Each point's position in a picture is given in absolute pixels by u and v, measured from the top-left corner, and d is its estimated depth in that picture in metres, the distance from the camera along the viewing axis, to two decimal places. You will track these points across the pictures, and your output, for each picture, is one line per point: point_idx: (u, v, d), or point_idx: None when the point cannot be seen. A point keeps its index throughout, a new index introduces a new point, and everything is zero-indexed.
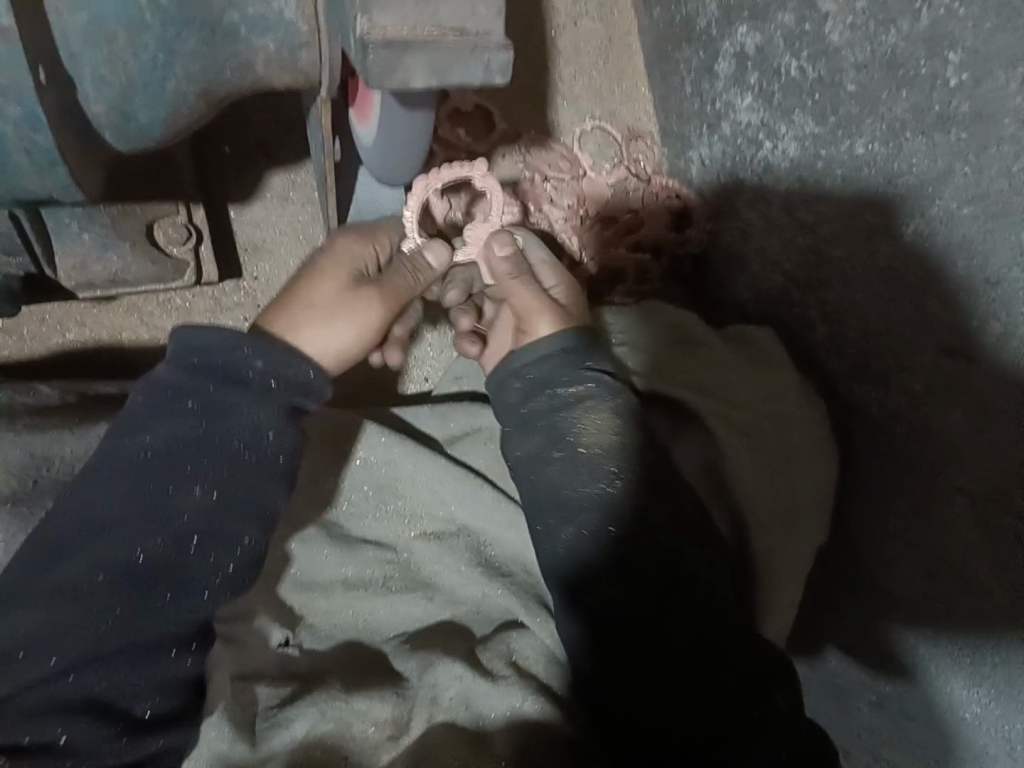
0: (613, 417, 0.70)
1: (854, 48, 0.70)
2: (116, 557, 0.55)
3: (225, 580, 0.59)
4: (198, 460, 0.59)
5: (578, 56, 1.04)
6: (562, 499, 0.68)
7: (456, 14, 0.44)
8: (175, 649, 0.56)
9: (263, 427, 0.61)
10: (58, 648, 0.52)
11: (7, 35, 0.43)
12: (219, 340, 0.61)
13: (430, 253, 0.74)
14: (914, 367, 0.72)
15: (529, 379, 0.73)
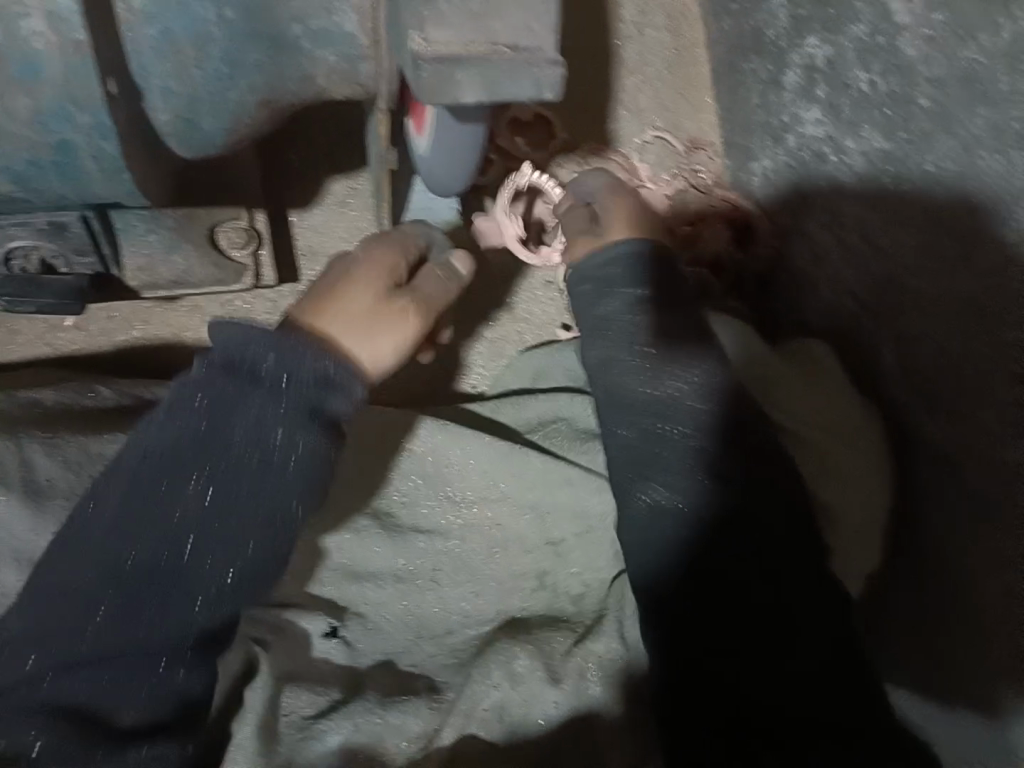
0: (688, 392, 0.69)
1: (929, 63, 0.67)
2: (110, 555, 0.56)
3: (218, 589, 0.58)
4: (196, 460, 0.59)
5: (642, 66, 1.03)
6: (645, 465, 0.68)
7: (510, 31, 0.44)
8: (164, 660, 0.56)
9: (270, 423, 0.60)
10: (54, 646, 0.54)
11: (81, 48, 0.45)
12: (252, 339, 0.62)
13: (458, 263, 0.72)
14: (982, 397, 0.69)
15: (617, 341, 0.72)
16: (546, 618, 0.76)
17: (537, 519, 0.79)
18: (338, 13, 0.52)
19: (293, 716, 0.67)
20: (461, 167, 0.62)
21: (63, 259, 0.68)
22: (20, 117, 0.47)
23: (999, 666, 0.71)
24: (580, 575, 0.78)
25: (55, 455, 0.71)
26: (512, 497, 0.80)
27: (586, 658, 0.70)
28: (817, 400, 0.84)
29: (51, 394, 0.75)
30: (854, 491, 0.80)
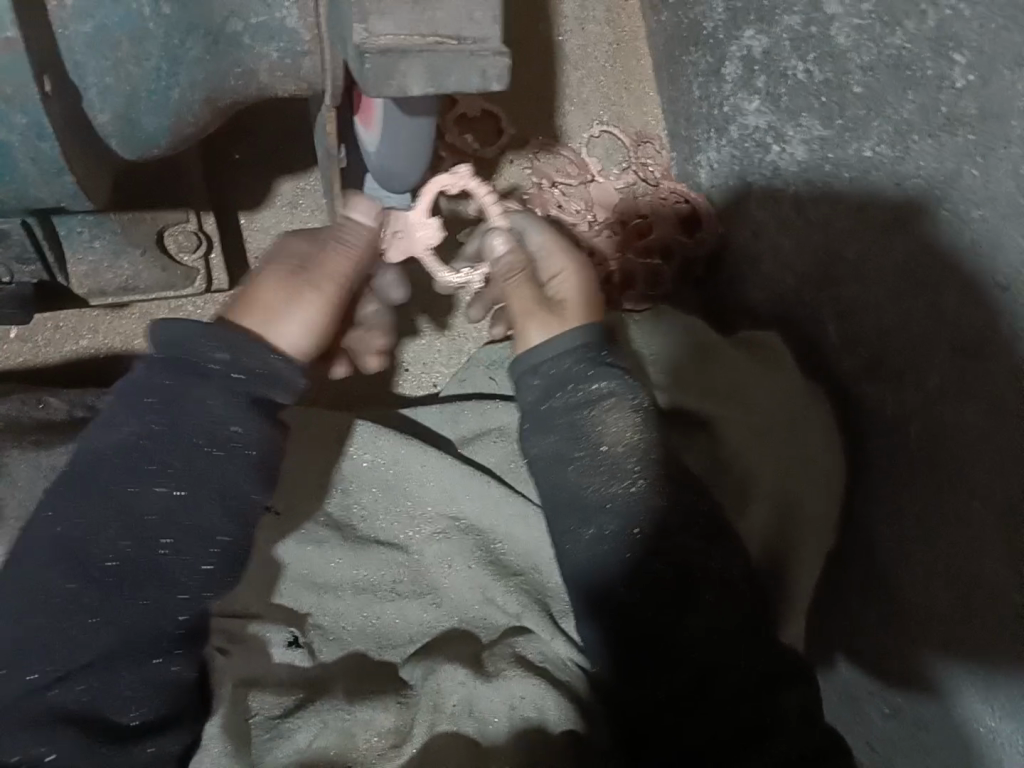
0: (634, 420, 0.69)
1: (860, 50, 0.70)
2: (83, 563, 0.55)
3: (201, 578, 0.59)
4: (161, 460, 0.58)
5: (586, 61, 1.04)
6: (580, 500, 0.68)
7: (454, 21, 0.44)
8: (157, 656, 0.57)
9: (225, 417, 0.59)
10: (41, 663, 0.54)
11: (13, 46, 0.44)
12: (191, 337, 0.60)
13: (357, 212, 0.69)
14: (928, 368, 0.71)
15: (546, 373, 0.70)
16: (502, 633, 0.75)
17: (488, 540, 0.79)
18: (279, 9, 0.51)
19: (261, 716, 0.67)
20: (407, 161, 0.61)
21: (2, 267, 0.67)
22: None
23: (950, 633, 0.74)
24: (519, 603, 0.75)
25: (9, 470, 0.69)
26: (466, 517, 0.79)
27: (537, 666, 0.71)
28: (770, 389, 0.87)
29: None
30: (807, 498, 0.83)
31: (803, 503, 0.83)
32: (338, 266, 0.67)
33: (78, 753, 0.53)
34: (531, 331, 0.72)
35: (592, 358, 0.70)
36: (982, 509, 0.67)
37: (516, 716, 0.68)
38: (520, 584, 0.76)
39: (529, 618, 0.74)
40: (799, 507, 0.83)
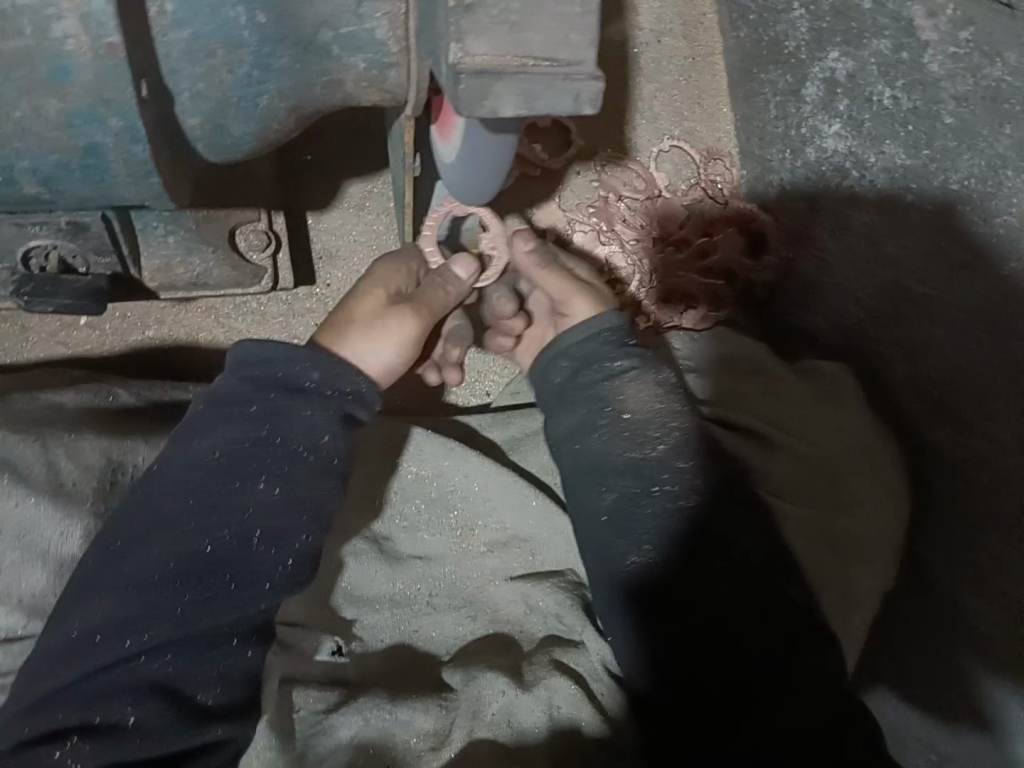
0: (657, 390, 0.71)
1: (954, 79, 0.67)
2: (178, 551, 0.59)
3: (285, 577, 0.62)
4: (256, 463, 0.61)
5: (660, 74, 1.02)
6: (605, 467, 0.70)
7: (550, 43, 0.43)
8: (236, 639, 0.60)
9: (318, 426, 0.63)
10: (133, 635, 0.57)
11: (115, 51, 0.45)
12: (287, 355, 0.65)
13: (458, 269, 0.73)
14: (998, 416, 0.69)
15: (575, 356, 0.73)
16: (545, 641, 0.74)
17: (527, 552, 0.79)
18: (371, 21, 0.51)
19: (305, 712, 0.68)
20: (485, 183, 0.63)
21: (80, 257, 0.68)
22: (50, 118, 0.47)
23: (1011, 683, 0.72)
24: (558, 609, 0.75)
25: (75, 458, 0.70)
26: (509, 528, 0.80)
27: (574, 672, 0.71)
28: (813, 410, 0.85)
29: (68, 396, 0.75)
30: (868, 518, 0.80)
31: (858, 528, 0.80)
32: (439, 301, 0.72)
33: (158, 720, 0.56)
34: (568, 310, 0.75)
35: (618, 338, 0.73)
36: None
37: (556, 725, 0.68)
38: (556, 585, 0.76)
39: (568, 623, 0.74)
40: (857, 530, 0.80)
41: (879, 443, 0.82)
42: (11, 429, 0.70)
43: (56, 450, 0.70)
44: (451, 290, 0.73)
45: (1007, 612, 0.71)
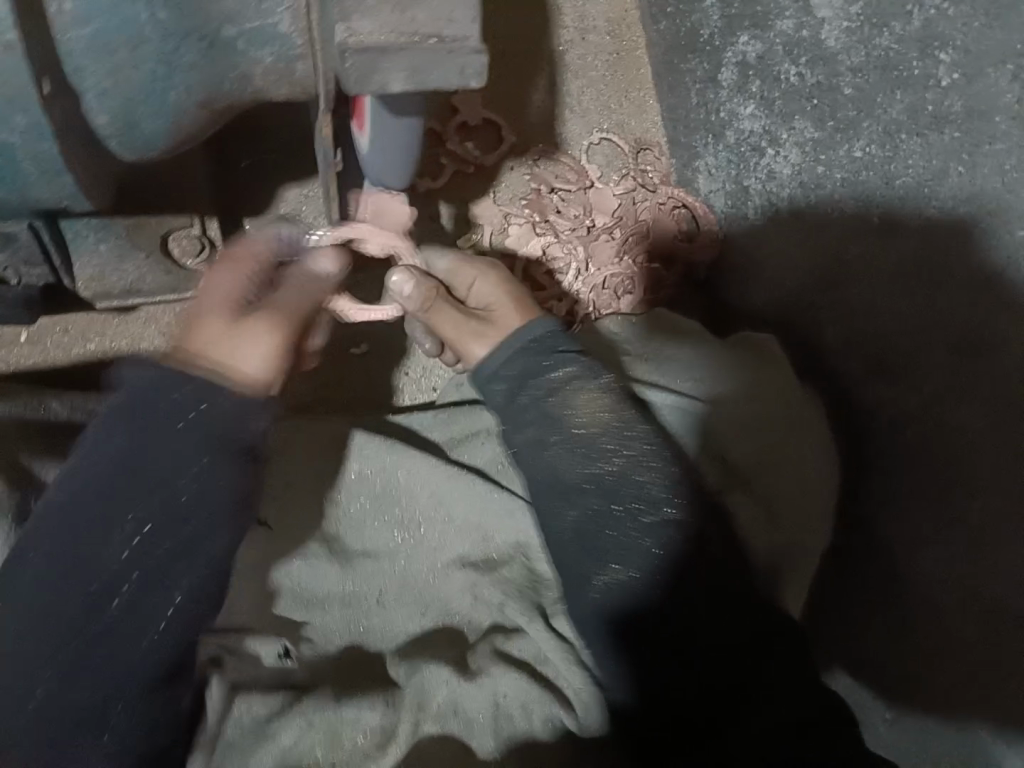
0: (602, 394, 0.71)
1: (850, 52, 0.70)
2: (83, 578, 0.53)
3: (200, 584, 0.57)
4: (158, 475, 0.56)
5: (586, 71, 1.05)
6: (561, 484, 0.69)
7: (433, 21, 0.45)
8: (154, 667, 0.56)
9: (233, 432, 0.58)
10: (50, 671, 0.53)
11: (12, 49, 0.45)
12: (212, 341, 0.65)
13: (320, 263, 0.74)
14: (924, 369, 0.70)
15: (507, 374, 0.73)
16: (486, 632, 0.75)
17: (480, 536, 0.80)
18: (273, 15, 0.53)
19: (248, 718, 0.66)
20: (399, 172, 0.64)
21: (11, 270, 0.69)
22: None
23: (945, 662, 0.70)
24: (501, 599, 0.76)
25: None
26: (458, 520, 0.80)
27: (516, 658, 0.72)
28: (755, 385, 0.86)
29: None
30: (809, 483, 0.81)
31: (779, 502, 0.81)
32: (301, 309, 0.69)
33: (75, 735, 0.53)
34: (471, 349, 0.75)
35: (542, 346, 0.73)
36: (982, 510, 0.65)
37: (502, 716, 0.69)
38: (505, 574, 0.78)
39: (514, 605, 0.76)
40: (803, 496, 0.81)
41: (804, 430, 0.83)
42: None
43: None
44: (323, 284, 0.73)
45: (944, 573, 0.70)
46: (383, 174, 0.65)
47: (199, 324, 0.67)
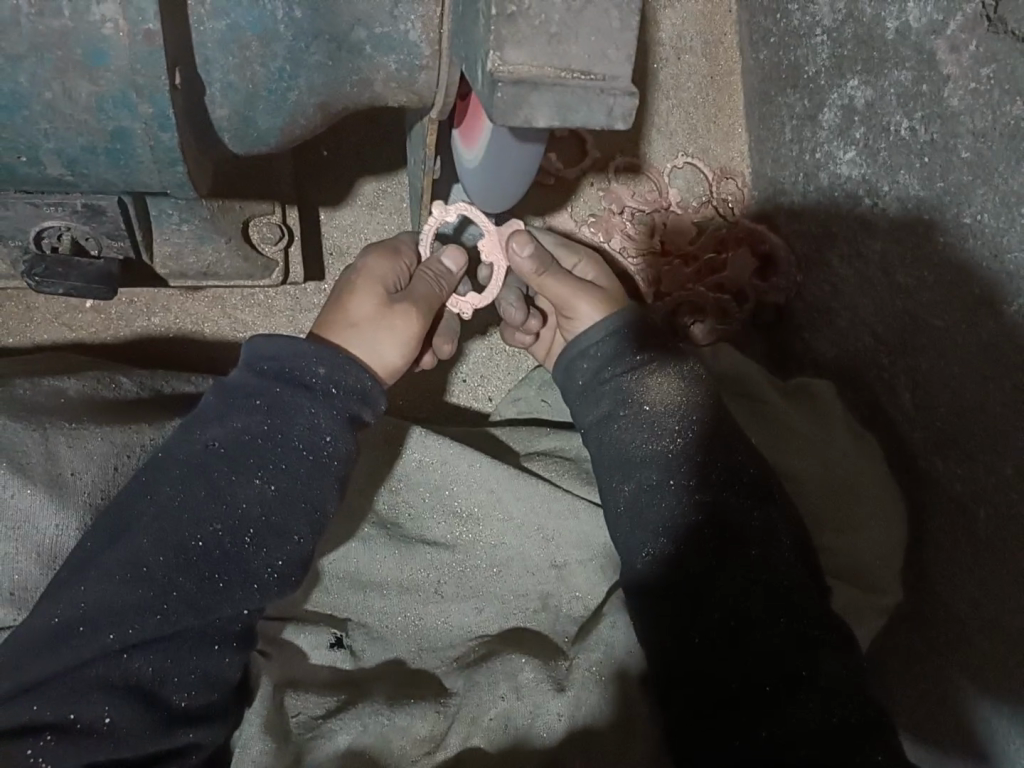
0: (677, 382, 0.74)
1: (974, 115, 0.68)
2: (174, 543, 0.58)
3: (273, 579, 0.61)
4: (254, 456, 0.61)
5: (677, 91, 1.03)
6: (624, 461, 0.72)
7: (587, 57, 0.44)
8: (217, 644, 0.59)
9: (323, 428, 0.63)
10: (119, 629, 0.56)
11: (152, 38, 0.45)
12: (300, 353, 0.64)
13: (447, 258, 0.73)
14: (1004, 454, 0.69)
15: (594, 354, 0.76)
16: (546, 642, 0.76)
17: (539, 537, 0.79)
18: (405, 22, 0.51)
19: (303, 716, 0.68)
20: (515, 180, 0.62)
21: (93, 239, 0.67)
22: (81, 101, 0.47)
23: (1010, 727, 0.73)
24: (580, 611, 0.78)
25: (80, 442, 0.70)
26: (516, 519, 0.80)
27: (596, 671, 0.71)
28: (829, 438, 0.85)
29: (72, 383, 0.75)
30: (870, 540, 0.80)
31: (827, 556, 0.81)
32: (433, 297, 0.71)
33: (137, 723, 0.55)
34: (583, 312, 0.77)
35: (631, 342, 0.76)
36: None
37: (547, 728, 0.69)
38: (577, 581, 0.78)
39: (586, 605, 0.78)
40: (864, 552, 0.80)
41: (888, 494, 0.81)
42: (15, 418, 0.70)
43: (59, 436, 0.70)
44: (446, 288, 0.72)
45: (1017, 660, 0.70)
46: (499, 185, 0.62)
47: (342, 305, 0.69)
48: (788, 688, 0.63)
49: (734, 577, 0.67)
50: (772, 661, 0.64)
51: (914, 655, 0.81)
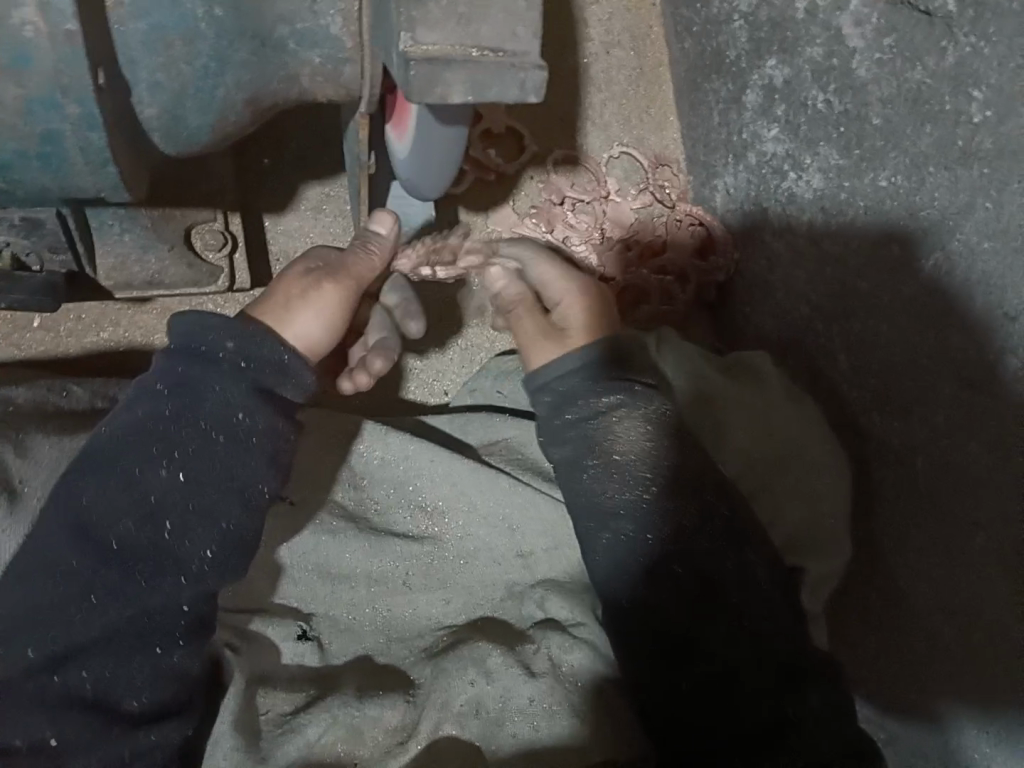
0: (644, 427, 0.72)
1: (880, 83, 0.71)
2: (94, 539, 0.59)
3: (207, 566, 0.62)
4: (169, 442, 0.61)
5: (608, 85, 1.06)
6: (594, 507, 0.72)
7: (496, 37, 0.46)
8: (158, 645, 0.60)
9: (236, 404, 0.62)
10: (54, 633, 0.57)
11: (73, 38, 0.47)
12: (204, 326, 0.63)
13: (377, 224, 0.70)
14: (933, 403, 0.72)
15: (557, 389, 0.74)
16: (517, 628, 0.76)
17: (506, 526, 0.80)
18: (325, 17, 0.53)
19: (273, 712, 0.69)
20: (447, 161, 0.63)
21: (33, 255, 0.68)
22: (7, 104, 0.48)
23: (956, 678, 0.74)
24: (541, 598, 0.77)
25: (27, 453, 0.70)
26: (481, 509, 0.81)
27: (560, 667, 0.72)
28: (769, 418, 0.87)
29: (22, 392, 0.75)
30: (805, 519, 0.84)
31: (789, 530, 0.85)
32: (363, 266, 0.68)
33: (81, 736, 0.56)
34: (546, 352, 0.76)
35: (597, 379, 0.73)
36: (985, 538, 0.69)
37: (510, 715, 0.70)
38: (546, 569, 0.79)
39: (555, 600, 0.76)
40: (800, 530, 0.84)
41: (822, 460, 0.83)
42: None
43: (6, 447, 0.69)
44: (378, 254, 0.69)
45: (958, 606, 0.72)
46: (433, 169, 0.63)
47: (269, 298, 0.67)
48: (748, 663, 0.67)
49: (723, 629, 0.68)
50: (763, 706, 0.66)
51: (867, 614, 0.83)
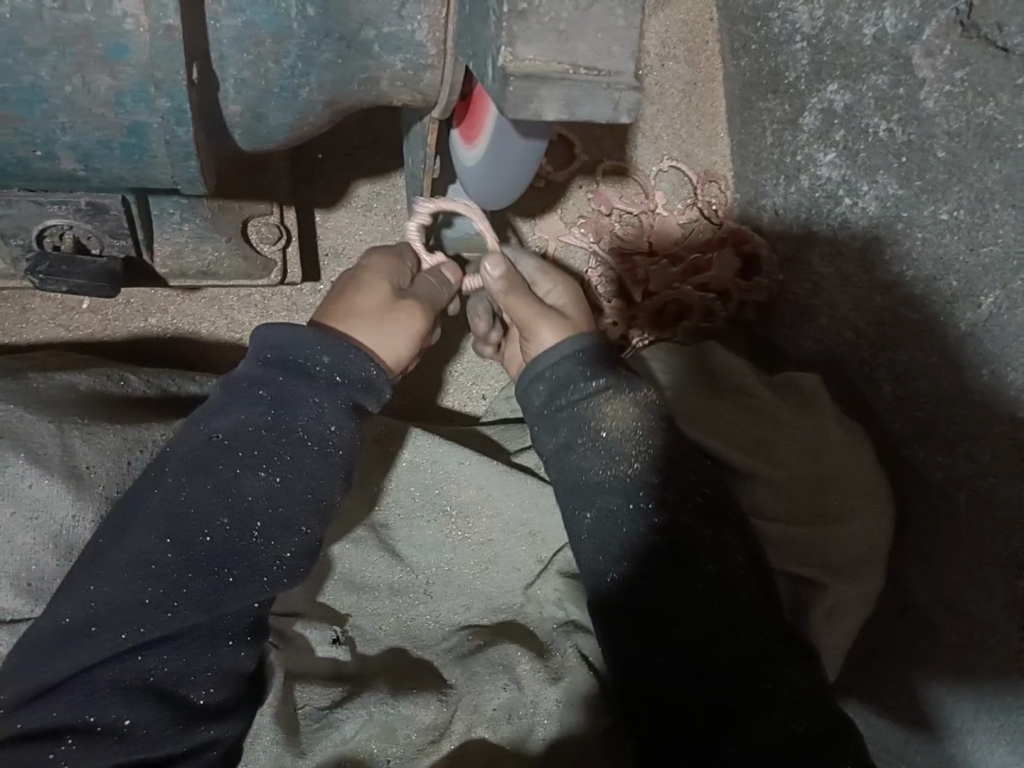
0: (634, 406, 0.69)
1: (948, 116, 0.71)
2: (182, 537, 0.58)
3: (281, 568, 0.62)
4: (265, 452, 0.61)
5: (660, 98, 1.06)
6: (584, 488, 0.69)
7: (593, 54, 0.46)
8: (230, 638, 0.60)
9: (327, 417, 0.63)
10: (132, 628, 0.56)
11: (172, 33, 0.47)
12: (300, 339, 0.64)
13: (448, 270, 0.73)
14: (982, 440, 0.72)
15: (550, 378, 0.71)
16: (539, 628, 0.77)
17: (526, 533, 0.80)
18: (412, 22, 0.53)
19: (309, 707, 0.69)
20: (526, 166, 0.64)
21: (95, 238, 0.67)
22: (100, 94, 0.49)
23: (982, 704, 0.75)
24: (557, 597, 0.77)
25: (92, 439, 0.71)
26: (505, 515, 0.80)
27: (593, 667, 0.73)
28: (818, 433, 0.86)
29: (79, 378, 0.77)
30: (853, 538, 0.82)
31: (837, 547, 0.83)
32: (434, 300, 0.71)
33: (157, 721, 0.56)
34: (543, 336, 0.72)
35: (589, 360, 0.71)
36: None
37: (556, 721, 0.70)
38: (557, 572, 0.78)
39: (566, 607, 0.77)
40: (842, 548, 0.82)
41: (874, 489, 0.83)
42: (28, 407, 0.71)
43: (73, 433, 0.70)
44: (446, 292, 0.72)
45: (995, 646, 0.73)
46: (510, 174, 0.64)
47: (346, 296, 0.67)
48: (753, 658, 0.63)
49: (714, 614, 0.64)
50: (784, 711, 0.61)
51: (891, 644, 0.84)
